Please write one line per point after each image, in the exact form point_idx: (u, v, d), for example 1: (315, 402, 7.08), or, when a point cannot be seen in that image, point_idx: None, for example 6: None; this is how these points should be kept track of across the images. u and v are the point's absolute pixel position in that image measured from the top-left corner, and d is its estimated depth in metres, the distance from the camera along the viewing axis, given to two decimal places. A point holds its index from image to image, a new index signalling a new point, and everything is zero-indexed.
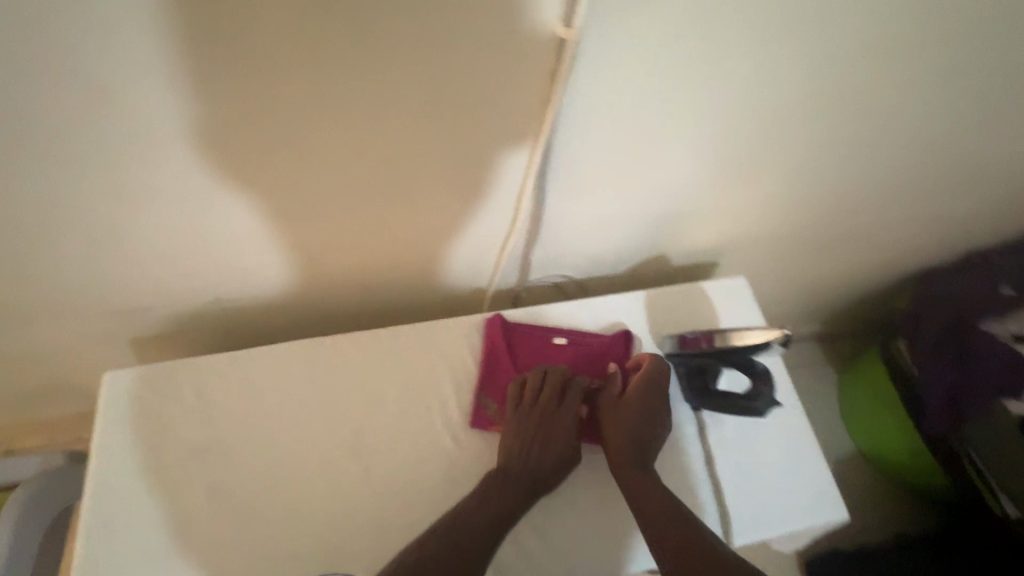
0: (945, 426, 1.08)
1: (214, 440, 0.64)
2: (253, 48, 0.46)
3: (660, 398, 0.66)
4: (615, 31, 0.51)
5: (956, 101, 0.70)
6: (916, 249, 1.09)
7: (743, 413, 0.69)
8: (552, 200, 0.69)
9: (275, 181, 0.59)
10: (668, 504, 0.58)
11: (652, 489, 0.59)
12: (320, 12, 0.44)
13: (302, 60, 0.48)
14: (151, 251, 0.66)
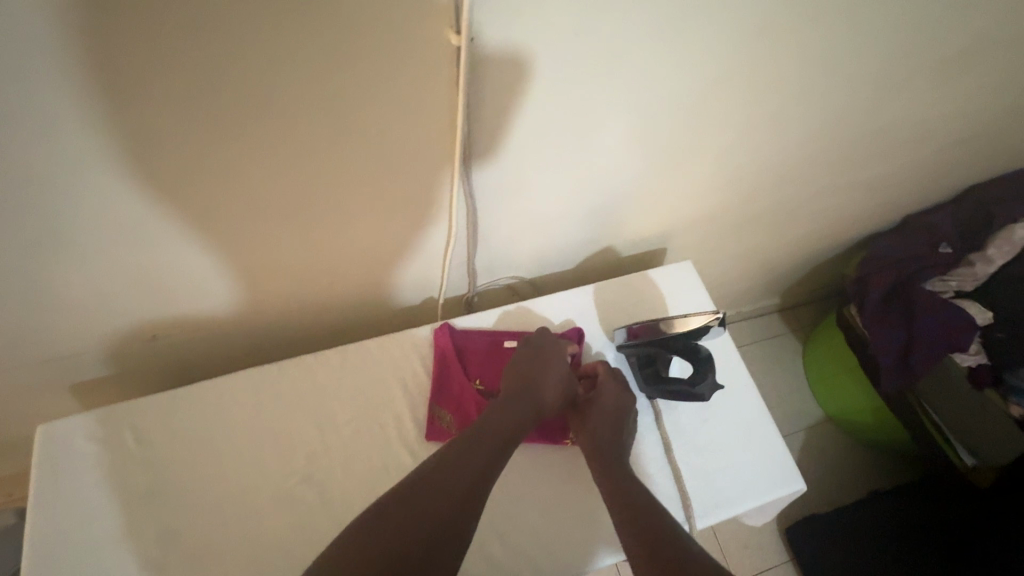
0: (897, 382, 1.11)
1: (160, 484, 0.61)
2: (131, 79, 0.43)
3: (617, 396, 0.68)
4: (512, 33, 0.48)
5: (879, 72, 0.71)
6: (860, 215, 1.12)
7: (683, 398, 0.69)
8: (485, 204, 0.69)
9: (192, 211, 0.57)
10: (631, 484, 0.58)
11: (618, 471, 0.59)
12: (193, 34, 0.41)
13: (191, 84, 0.45)
14: (74, 293, 0.62)
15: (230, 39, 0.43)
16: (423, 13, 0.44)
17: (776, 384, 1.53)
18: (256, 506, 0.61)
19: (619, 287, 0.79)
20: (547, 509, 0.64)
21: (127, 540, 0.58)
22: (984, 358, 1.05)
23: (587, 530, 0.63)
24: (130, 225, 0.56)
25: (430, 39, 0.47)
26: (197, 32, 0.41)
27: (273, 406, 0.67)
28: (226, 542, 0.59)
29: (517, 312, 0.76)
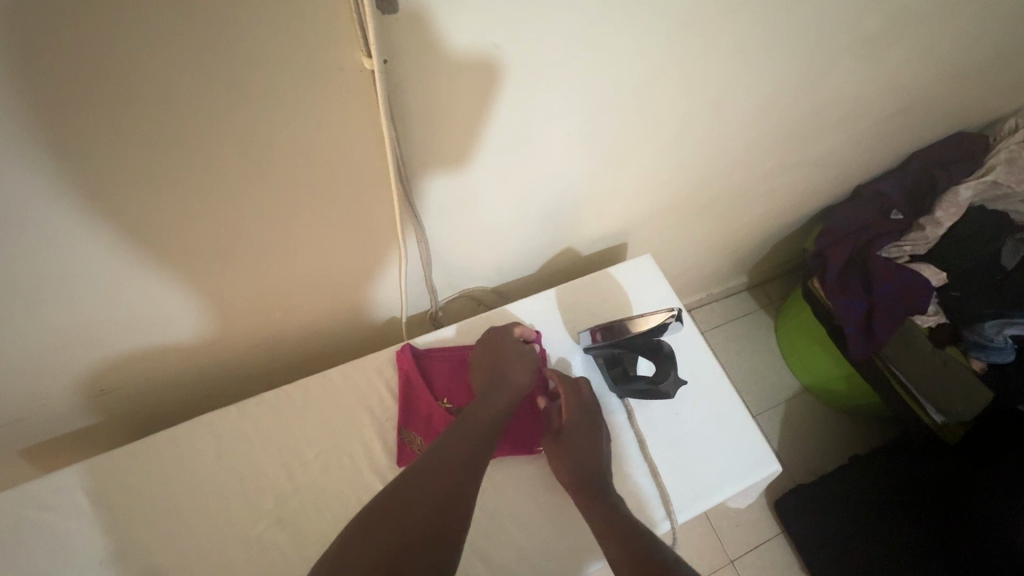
0: (863, 350, 1.15)
1: (122, 547, 0.58)
2: (22, 135, 0.40)
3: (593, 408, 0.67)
4: (429, 50, 0.47)
5: (809, 53, 0.72)
6: (812, 190, 1.14)
7: (654, 397, 0.69)
8: (432, 220, 0.67)
9: (120, 262, 0.54)
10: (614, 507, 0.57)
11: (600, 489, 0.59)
12: (82, 80, 0.38)
13: (91, 133, 0.42)
14: (4, 359, 0.59)
15: (126, 82, 0.40)
16: (331, 37, 0.42)
17: (752, 361, 1.56)
18: (226, 558, 0.59)
19: (580, 288, 0.79)
20: (525, 521, 0.63)
21: None
22: (943, 318, 1.07)
23: (570, 540, 0.62)
24: (53, 282, 0.53)
25: (342, 64, 0.45)
26: (89, 78, 0.38)
27: (235, 451, 0.64)
28: None
29: (480, 324, 0.75)
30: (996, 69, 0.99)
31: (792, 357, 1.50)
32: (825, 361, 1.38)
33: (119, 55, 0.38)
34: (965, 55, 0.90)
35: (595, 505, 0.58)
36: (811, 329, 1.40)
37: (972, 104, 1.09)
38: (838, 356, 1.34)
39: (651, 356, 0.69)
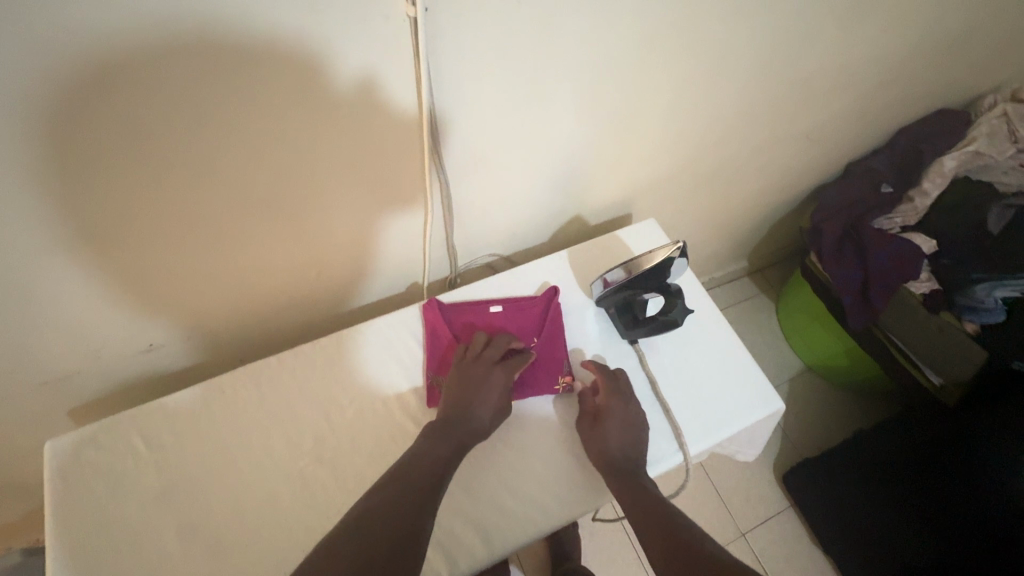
0: (863, 320, 1.19)
1: (178, 480, 0.63)
2: (107, 83, 0.45)
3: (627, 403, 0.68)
4: (463, 6, 0.52)
5: (799, 22, 0.78)
6: (806, 166, 1.20)
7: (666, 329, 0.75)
8: (455, 183, 0.73)
9: (179, 215, 0.59)
10: (662, 515, 0.58)
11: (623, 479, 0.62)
12: (162, 32, 0.43)
13: (170, 86, 0.47)
14: (72, 311, 0.64)
15: (200, 36, 0.44)
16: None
17: (754, 340, 1.60)
18: (272, 490, 0.63)
19: (589, 251, 0.84)
20: (546, 456, 0.68)
21: (149, 542, 0.60)
22: (936, 284, 1.12)
23: (589, 472, 0.67)
24: (118, 236, 0.58)
25: (387, 13, 0.49)
26: (166, 29, 0.43)
27: (276, 397, 0.69)
28: (246, 530, 0.61)
29: (496, 282, 0.80)
30: (975, 44, 1.05)
31: (794, 335, 1.55)
32: (824, 337, 1.43)
33: (196, 7, 0.43)
34: (944, 28, 0.96)
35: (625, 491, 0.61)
36: (809, 306, 1.45)
37: (954, 79, 1.15)
38: (837, 331, 1.39)
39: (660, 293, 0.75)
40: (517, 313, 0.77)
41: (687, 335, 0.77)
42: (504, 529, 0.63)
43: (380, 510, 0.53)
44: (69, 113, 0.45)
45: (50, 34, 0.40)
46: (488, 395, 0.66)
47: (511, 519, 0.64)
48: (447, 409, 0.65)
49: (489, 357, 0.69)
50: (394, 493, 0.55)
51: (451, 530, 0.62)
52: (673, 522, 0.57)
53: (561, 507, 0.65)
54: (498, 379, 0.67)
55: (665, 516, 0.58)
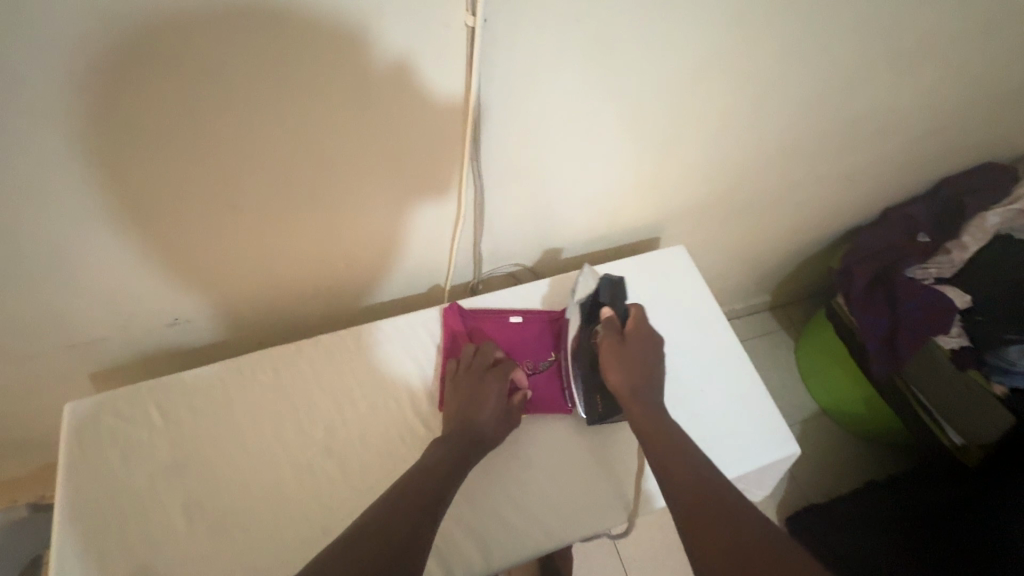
0: (885, 368, 1.16)
1: (186, 456, 0.64)
2: (170, 64, 0.46)
3: (650, 350, 0.68)
4: (521, 19, 0.52)
5: (849, 64, 0.77)
6: (840, 207, 1.18)
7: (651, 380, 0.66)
8: (491, 192, 0.74)
9: (220, 194, 0.61)
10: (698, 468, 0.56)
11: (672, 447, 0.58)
12: (230, 20, 0.45)
13: (229, 70, 0.49)
14: (108, 278, 0.66)
15: (268, 26, 0.46)
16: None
17: (770, 378, 1.57)
18: (275, 477, 0.64)
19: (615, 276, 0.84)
20: (552, 474, 0.67)
21: (154, 511, 0.61)
22: (966, 341, 1.09)
23: (594, 496, 0.66)
24: (159, 208, 0.59)
25: (446, 20, 0.50)
26: (234, 18, 0.45)
27: (289, 384, 0.69)
28: (247, 510, 0.62)
29: (520, 293, 0.81)
30: None
31: (812, 378, 1.51)
32: (843, 384, 1.40)
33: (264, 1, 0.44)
34: (1000, 81, 0.94)
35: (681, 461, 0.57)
36: (830, 351, 1.41)
37: (1004, 134, 1.12)
38: (858, 380, 1.35)
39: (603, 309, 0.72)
40: (538, 324, 0.77)
41: (709, 369, 0.79)
42: (504, 544, 0.63)
43: (389, 519, 0.51)
44: (131, 86, 0.47)
45: (124, 11, 0.42)
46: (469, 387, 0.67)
47: (512, 535, 0.63)
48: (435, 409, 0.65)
49: (479, 368, 0.69)
50: (402, 498, 0.54)
51: (448, 534, 0.62)
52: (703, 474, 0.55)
53: (565, 527, 0.64)
54: (490, 394, 0.67)
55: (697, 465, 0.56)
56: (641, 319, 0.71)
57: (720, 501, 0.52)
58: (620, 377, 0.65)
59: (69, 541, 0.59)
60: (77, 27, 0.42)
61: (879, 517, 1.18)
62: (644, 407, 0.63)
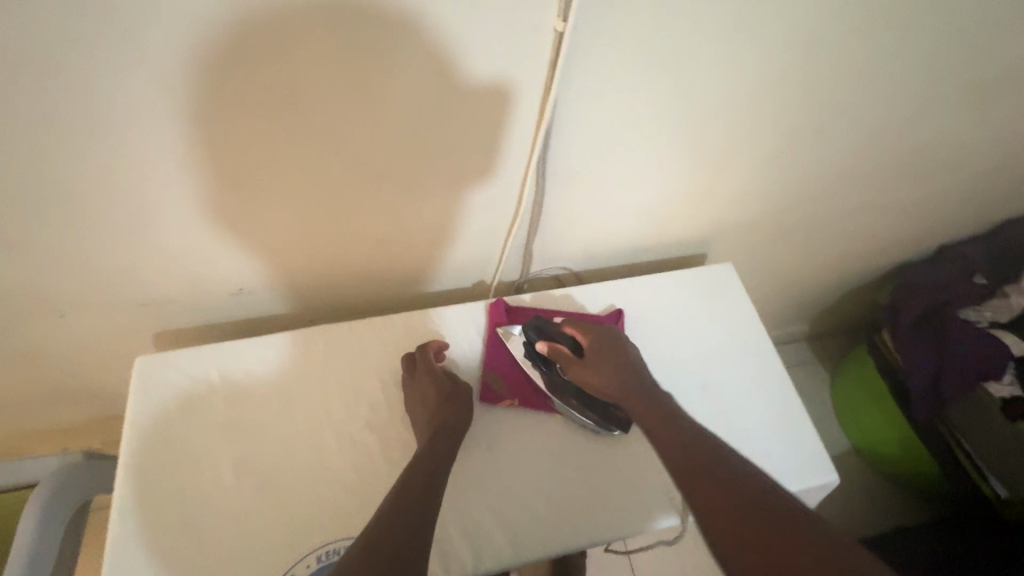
0: (927, 411, 1.13)
1: (243, 416, 0.69)
2: (285, 48, 0.51)
3: (614, 359, 0.67)
4: (604, 27, 0.55)
5: (919, 95, 0.77)
6: (892, 240, 1.16)
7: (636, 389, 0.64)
8: (551, 193, 0.76)
9: (301, 177, 0.65)
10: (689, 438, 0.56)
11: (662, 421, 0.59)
12: (344, 13, 0.49)
13: (336, 59, 0.53)
14: (188, 244, 0.70)
15: (374, 19, 0.50)
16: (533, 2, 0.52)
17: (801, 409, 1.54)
18: (323, 446, 0.68)
19: (661, 287, 0.85)
20: (587, 473, 0.70)
21: (211, 466, 0.66)
22: (1018, 389, 1.04)
23: (628, 499, 0.69)
24: (246, 185, 0.64)
25: (535, 23, 0.54)
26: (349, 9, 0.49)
27: (340, 360, 0.73)
28: (296, 473, 0.66)
29: (565, 295, 0.82)
30: None
31: (844, 413, 1.48)
32: (879, 424, 1.35)
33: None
34: None
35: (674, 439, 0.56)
36: (868, 387, 1.38)
37: None
38: (895, 420, 1.31)
39: (543, 341, 0.71)
40: (582, 327, 0.79)
41: (750, 389, 0.79)
42: (538, 536, 0.65)
43: (407, 505, 0.54)
44: (246, 66, 0.52)
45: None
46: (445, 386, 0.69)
47: (546, 528, 0.66)
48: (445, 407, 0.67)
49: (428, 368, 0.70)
50: (421, 482, 0.57)
51: (480, 518, 0.66)
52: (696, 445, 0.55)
53: (601, 526, 0.67)
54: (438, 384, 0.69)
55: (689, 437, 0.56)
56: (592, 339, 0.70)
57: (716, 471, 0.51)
58: (603, 384, 0.66)
59: (134, 483, 0.64)
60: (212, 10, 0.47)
61: (915, 550, 1.13)
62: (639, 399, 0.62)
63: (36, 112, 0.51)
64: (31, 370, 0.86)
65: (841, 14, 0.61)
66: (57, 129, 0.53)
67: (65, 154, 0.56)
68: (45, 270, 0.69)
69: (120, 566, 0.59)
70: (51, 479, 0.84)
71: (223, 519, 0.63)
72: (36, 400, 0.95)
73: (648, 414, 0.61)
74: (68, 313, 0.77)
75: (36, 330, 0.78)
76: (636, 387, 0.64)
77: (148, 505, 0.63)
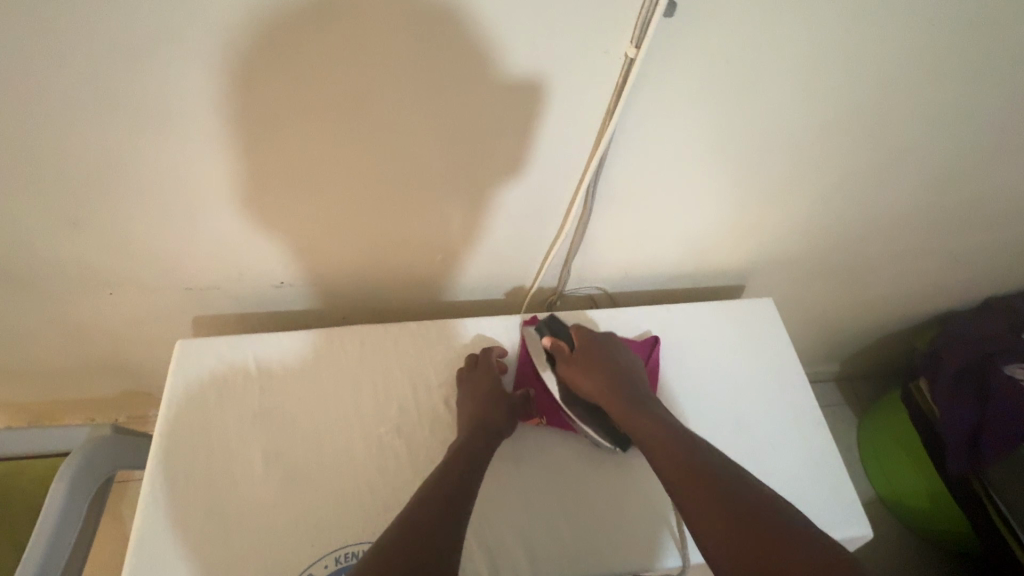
0: (963, 466, 1.07)
1: (274, 409, 0.70)
2: (363, 57, 0.53)
3: (608, 358, 0.71)
4: (673, 56, 0.56)
5: (987, 144, 0.75)
6: (939, 288, 1.13)
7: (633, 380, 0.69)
8: (598, 214, 0.76)
9: (356, 178, 0.66)
10: (681, 441, 0.59)
11: (648, 422, 0.62)
12: (424, 32, 0.51)
13: (409, 73, 0.55)
14: (236, 235, 0.72)
15: (456, 37, 0.52)
16: (610, 26, 0.53)
17: None
18: (350, 445, 0.69)
19: (700, 316, 0.84)
20: (613, 501, 0.69)
21: (241, 453, 0.67)
22: None
23: (654, 532, 0.68)
24: (301, 181, 0.66)
25: (608, 48, 0.55)
26: (430, 28, 0.51)
27: (373, 362, 0.74)
28: (322, 470, 0.67)
29: (602, 316, 0.82)
30: None
31: (871, 461, 1.43)
32: (910, 476, 1.30)
33: (459, 13, 0.50)
34: None
35: (665, 446, 0.59)
36: (899, 436, 1.33)
37: None
38: (928, 474, 1.25)
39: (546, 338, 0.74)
40: None
41: (783, 430, 0.77)
42: (559, 561, 0.65)
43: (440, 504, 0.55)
44: (325, 74, 0.54)
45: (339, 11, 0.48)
46: (474, 399, 0.70)
47: (567, 553, 0.65)
48: (480, 418, 0.67)
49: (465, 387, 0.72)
50: (455, 490, 0.57)
51: (500, 534, 0.65)
52: (690, 448, 0.58)
53: (623, 557, 0.66)
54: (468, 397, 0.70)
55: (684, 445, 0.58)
56: (586, 339, 0.73)
57: (714, 481, 0.53)
58: (588, 381, 0.69)
59: (164, 463, 0.65)
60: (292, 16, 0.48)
61: None
62: (626, 400, 0.66)
63: (112, 96, 0.53)
64: (74, 342, 0.89)
65: (921, 56, 0.60)
66: (131, 116, 0.55)
67: (133, 140, 0.58)
68: (101, 248, 0.71)
69: (148, 542, 0.61)
70: (79, 452, 0.85)
71: (248, 509, 0.63)
72: (75, 371, 0.98)
73: (630, 418, 0.64)
74: (117, 290, 0.79)
75: (84, 304, 0.81)
76: (620, 385, 0.68)
77: (176, 487, 0.64)
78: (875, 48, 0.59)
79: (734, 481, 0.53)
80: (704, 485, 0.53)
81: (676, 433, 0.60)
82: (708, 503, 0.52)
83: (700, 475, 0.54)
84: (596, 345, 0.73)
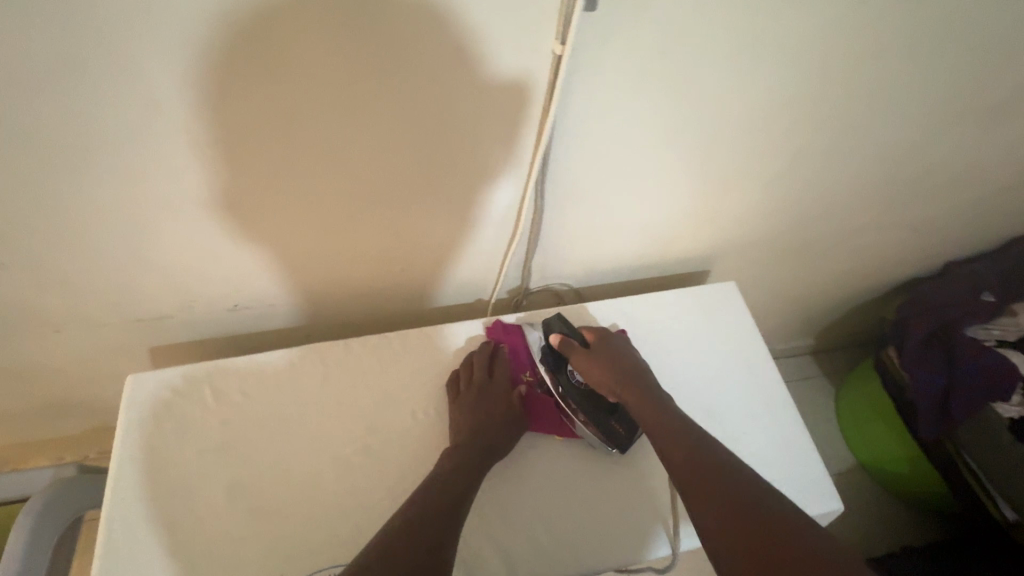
0: (934, 430, 1.10)
1: (234, 438, 0.68)
2: (282, 73, 0.51)
3: (622, 355, 0.70)
4: (603, 49, 0.55)
5: (926, 114, 0.76)
6: (899, 257, 1.14)
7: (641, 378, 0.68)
8: (551, 211, 0.75)
9: (297, 196, 0.65)
10: (691, 444, 0.59)
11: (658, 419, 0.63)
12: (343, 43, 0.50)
13: (333, 85, 0.53)
14: (180, 262, 0.70)
15: (376, 44, 0.50)
16: (534, 24, 0.52)
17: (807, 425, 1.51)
18: (316, 468, 0.67)
19: (663, 305, 0.84)
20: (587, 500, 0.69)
21: (203, 488, 0.65)
22: None
23: (631, 527, 0.68)
24: (241, 203, 0.63)
25: (536, 46, 0.54)
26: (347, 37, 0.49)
27: (333, 381, 0.73)
28: (288, 496, 0.65)
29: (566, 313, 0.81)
30: None
31: (850, 432, 1.45)
32: (888, 443, 1.32)
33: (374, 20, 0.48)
34: None
35: (676, 446, 0.60)
36: (875, 404, 1.36)
37: None
38: (906, 439, 1.28)
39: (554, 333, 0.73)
40: None
41: (753, 413, 0.77)
42: (538, 565, 0.64)
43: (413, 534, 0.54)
44: (245, 92, 0.52)
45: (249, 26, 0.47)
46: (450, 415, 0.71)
47: (545, 556, 0.65)
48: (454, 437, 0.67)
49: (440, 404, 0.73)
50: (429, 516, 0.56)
51: (475, 545, 0.64)
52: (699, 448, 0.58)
53: (602, 555, 0.66)
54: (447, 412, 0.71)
55: (695, 444, 0.59)
56: (598, 334, 0.73)
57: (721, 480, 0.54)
58: (601, 375, 0.69)
59: (118, 506, 0.62)
60: (202, 35, 0.47)
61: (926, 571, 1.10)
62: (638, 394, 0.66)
63: (22, 130, 0.50)
64: (25, 384, 0.85)
65: (855, 35, 0.61)
66: (48, 149, 0.53)
67: (55, 174, 0.55)
68: (37, 287, 0.68)
69: None
70: (42, 496, 0.82)
71: (213, 544, 0.62)
72: (30, 414, 0.94)
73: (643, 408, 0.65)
74: (61, 328, 0.76)
75: (29, 345, 0.77)
76: (630, 383, 0.67)
77: (134, 529, 0.62)
78: (804, 29, 0.59)
79: (737, 479, 0.54)
80: (711, 493, 0.54)
81: (690, 435, 0.61)
82: (720, 506, 0.52)
83: (707, 483, 0.54)
84: (608, 341, 0.72)
